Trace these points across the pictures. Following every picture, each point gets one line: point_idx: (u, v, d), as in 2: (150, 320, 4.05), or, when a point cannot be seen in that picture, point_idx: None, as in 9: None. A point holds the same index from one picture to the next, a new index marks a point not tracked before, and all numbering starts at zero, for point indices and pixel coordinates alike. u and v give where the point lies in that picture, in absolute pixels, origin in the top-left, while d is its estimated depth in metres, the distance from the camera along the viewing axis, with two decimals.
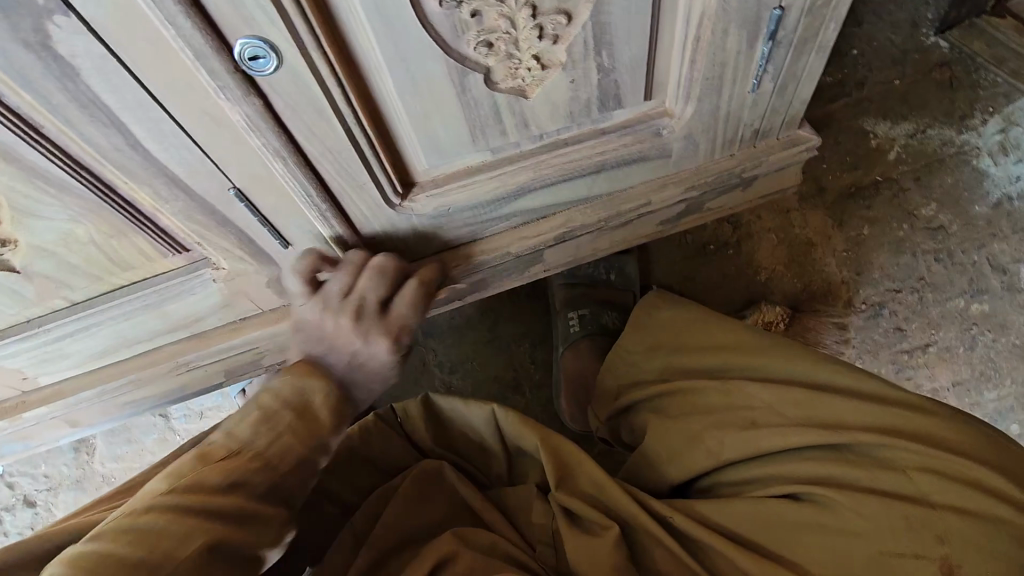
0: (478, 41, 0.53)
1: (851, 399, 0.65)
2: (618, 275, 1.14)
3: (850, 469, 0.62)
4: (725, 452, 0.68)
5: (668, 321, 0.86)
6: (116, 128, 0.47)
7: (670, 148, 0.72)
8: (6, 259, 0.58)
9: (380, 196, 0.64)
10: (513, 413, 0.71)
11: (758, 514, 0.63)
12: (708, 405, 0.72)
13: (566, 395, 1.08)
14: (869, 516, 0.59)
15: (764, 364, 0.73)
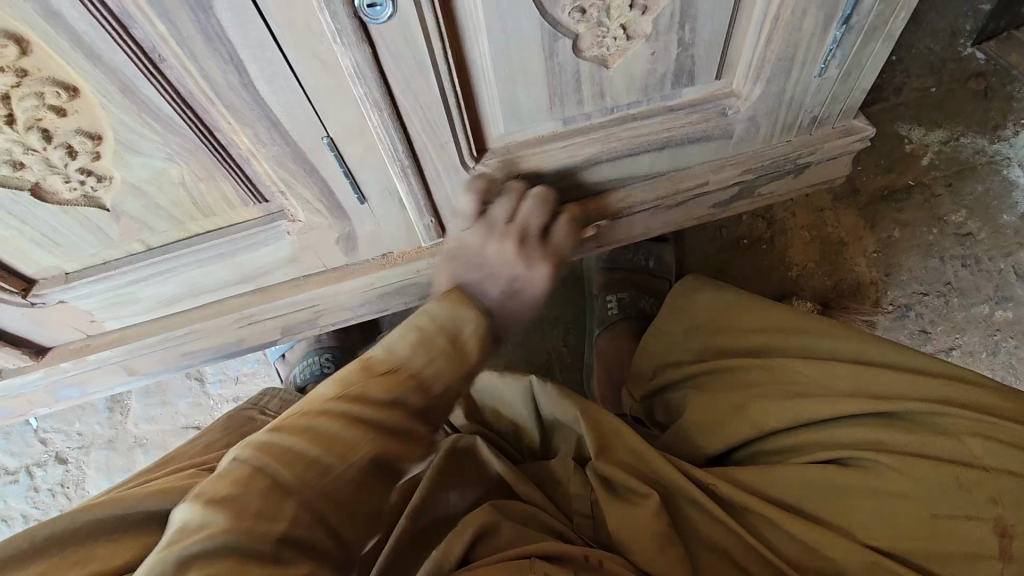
0: (573, 7, 0.55)
1: (897, 373, 0.67)
2: (657, 262, 1.17)
3: (902, 435, 0.63)
4: (769, 422, 0.69)
5: (703, 305, 0.86)
6: (234, 65, 0.49)
7: (733, 128, 0.75)
8: (98, 196, 0.60)
9: (457, 157, 0.66)
10: (547, 385, 0.74)
11: (805, 480, 0.65)
12: (753, 379, 0.74)
13: (601, 377, 1.08)
14: (921, 479, 0.60)
15: (809, 345, 0.74)
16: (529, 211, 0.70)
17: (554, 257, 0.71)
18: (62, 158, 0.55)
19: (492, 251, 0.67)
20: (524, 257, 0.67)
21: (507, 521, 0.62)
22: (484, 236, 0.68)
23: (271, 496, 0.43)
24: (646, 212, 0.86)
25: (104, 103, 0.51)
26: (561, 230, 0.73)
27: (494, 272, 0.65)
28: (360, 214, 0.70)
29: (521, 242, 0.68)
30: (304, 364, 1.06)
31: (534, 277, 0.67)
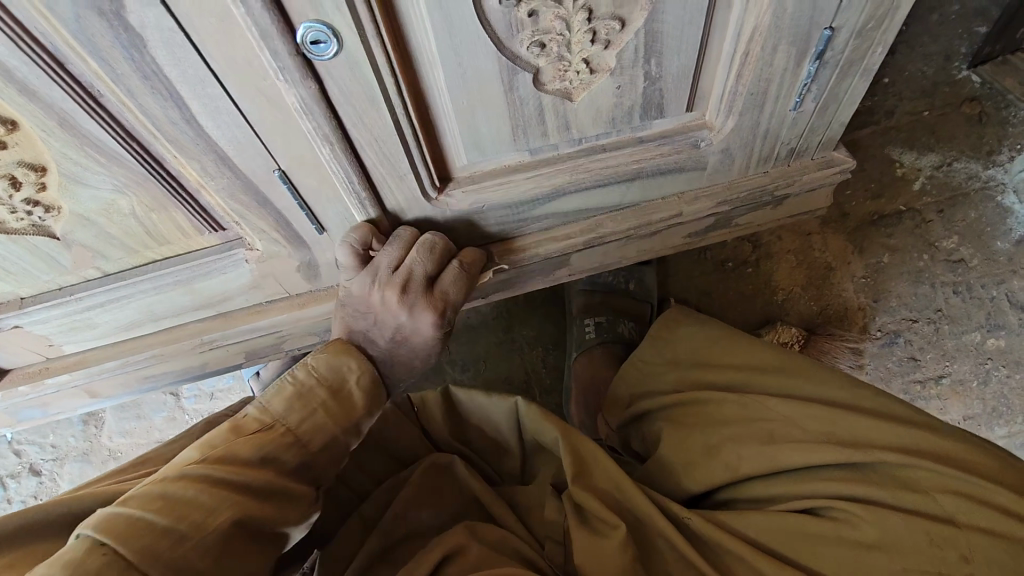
0: (532, 40, 0.54)
1: (869, 418, 0.65)
2: (638, 285, 1.15)
3: (872, 485, 0.61)
4: (743, 465, 0.67)
5: (687, 337, 0.86)
6: (175, 102, 0.48)
7: (707, 160, 0.72)
8: (47, 225, 0.59)
9: (418, 188, 0.65)
10: (536, 410, 0.72)
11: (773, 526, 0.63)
12: (729, 417, 0.72)
13: (577, 401, 1.07)
14: (891, 533, 0.58)
15: (779, 385, 0.73)
16: (416, 259, 0.67)
17: (437, 307, 0.68)
18: (5, 189, 0.54)
19: (375, 301, 0.67)
20: (408, 304, 0.66)
21: (476, 543, 0.62)
22: (369, 288, 0.67)
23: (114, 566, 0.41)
24: (619, 243, 0.82)
25: (45, 137, 0.50)
26: (448, 277, 0.69)
27: (381, 320, 0.67)
28: (320, 243, 0.68)
29: (401, 293, 0.66)
30: (279, 382, 1.05)
31: (416, 325, 0.67)
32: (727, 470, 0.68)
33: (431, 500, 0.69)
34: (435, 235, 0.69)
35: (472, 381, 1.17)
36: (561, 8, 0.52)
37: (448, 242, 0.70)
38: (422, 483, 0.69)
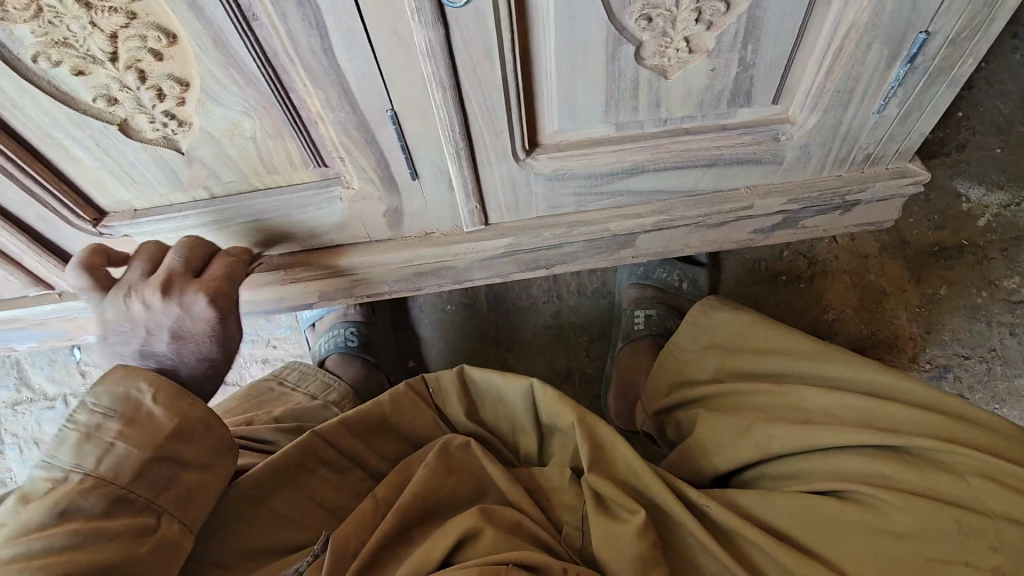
0: (641, 14, 0.58)
1: (903, 407, 0.68)
2: (691, 285, 1.18)
3: (901, 471, 0.64)
4: (771, 444, 0.70)
5: (721, 325, 0.90)
6: (319, 31, 0.53)
7: (784, 155, 0.75)
8: (176, 139, 0.65)
9: (510, 146, 0.69)
10: (553, 393, 0.75)
11: (796, 508, 0.65)
12: (764, 404, 0.76)
13: (615, 391, 1.11)
14: (916, 518, 0.60)
15: (816, 373, 0.76)
16: (144, 265, 0.69)
17: (202, 284, 0.68)
18: (151, 99, 0.60)
19: (142, 313, 0.67)
20: (174, 298, 0.67)
21: (491, 529, 0.68)
22: (126, 294, 0.68)
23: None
24: (689, 228, 0.84)
25: (197, 53, 0.56)
26: (181, 251, 0.70)
27: (156, 327, 0.67)
28: (410, 190, 0.73)
29: (159, 288, 0.67)
30: (330, 335, 1.16)
31: (189, 312, 0.67)
32: (754, 448, 0.71)
33: (449, 481, 0.74)
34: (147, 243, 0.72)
35: (515, 361, 1.20)
36: None
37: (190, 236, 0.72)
38: (439, 463, 0.74)
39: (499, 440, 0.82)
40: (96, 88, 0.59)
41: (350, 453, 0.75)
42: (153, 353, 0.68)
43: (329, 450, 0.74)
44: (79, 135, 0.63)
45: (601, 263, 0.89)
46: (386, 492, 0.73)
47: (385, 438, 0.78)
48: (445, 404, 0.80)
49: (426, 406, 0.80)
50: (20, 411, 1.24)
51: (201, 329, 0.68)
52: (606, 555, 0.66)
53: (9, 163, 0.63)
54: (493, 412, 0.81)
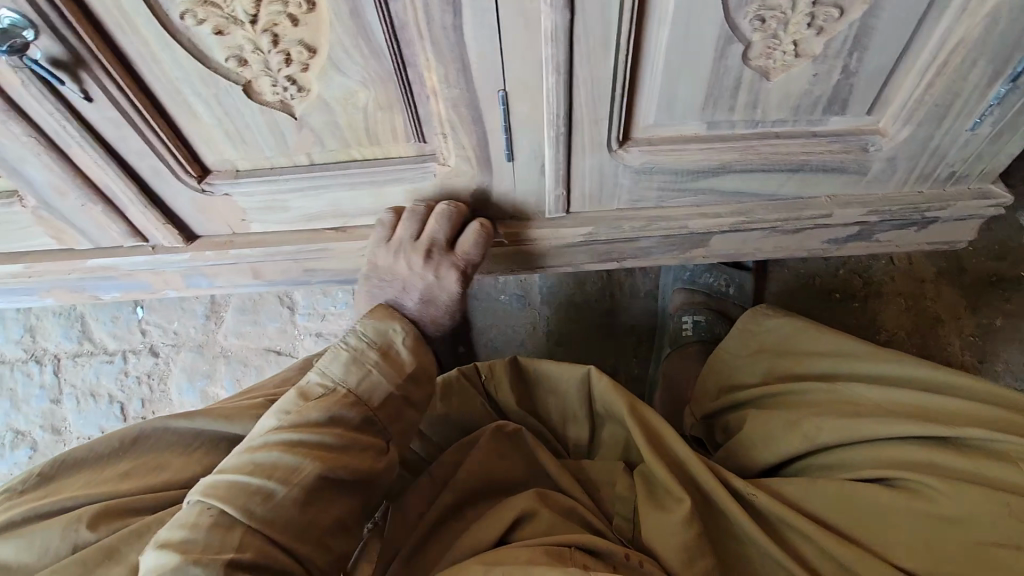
0: (755, 15, 0.60)
1: (951, 400, 0.74)
2: (739, 290, 1.19)
3: (951, 459, 0.69)
4: (821, 436, 0.75)
5: (771, 330, 0.93)
6: (453, 8, 0.56)
7: (870, 166, 0.76)
8: (292, 104, 0.68)
9: (606, 136, 0.71)
10: (607, 381, 0.81)
11: (847, 497, 0.70)
12: (814, 400, 0.80)
13: (660, 392, 1.12)
14: (969, 504, 0.65)
15: (860, 369, 0.81)
16: (436, 228, 0.76)
17: (459, 266, 0.77)
18: (278, 63, 0.63)
19: (403, 268, 0.77)
20: (432, 265, 0.76)
21: (546, 510, 0.72)
22: (397, 251, 0.77)
23: (255, 540, 0.53)
24: (763, 232, 0.86)
25: (332, 21, 0.59)
26: (469, 236, 0.77)
27: (409, 286, 0.77)
28: (502, 171, 0.75)
29: (425, 256, 0.76)
30: None
31: (443, 285, 0.76)
32: (805, 441, 0.76)
33: (501, 463, 0.78)
34: (447, 202, 0.77)
35: (563, 355, 1.22)
36: None
37: (464, 209, 0.78)
38: (491, 445, 0.78)
39: (551, 429, 0.88)
40: (229, 47, 0.62)
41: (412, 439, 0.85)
42: (401, 302, 0.77)
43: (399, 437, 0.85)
44: (204, 92, 0.66)
45: (670, 260, 0.91)
46: (442, 472, 0.77)
47: (444, 424, 0.86)
48: (498, 394, 0.87)
49: (480, 390, 0.87)
50: (80, 363, 1.29)
51: (444, 301, 0.77)
52: (657, 537, 0.71)
53: (135, 113, 0.66)
54: (546, 403, 0.88)
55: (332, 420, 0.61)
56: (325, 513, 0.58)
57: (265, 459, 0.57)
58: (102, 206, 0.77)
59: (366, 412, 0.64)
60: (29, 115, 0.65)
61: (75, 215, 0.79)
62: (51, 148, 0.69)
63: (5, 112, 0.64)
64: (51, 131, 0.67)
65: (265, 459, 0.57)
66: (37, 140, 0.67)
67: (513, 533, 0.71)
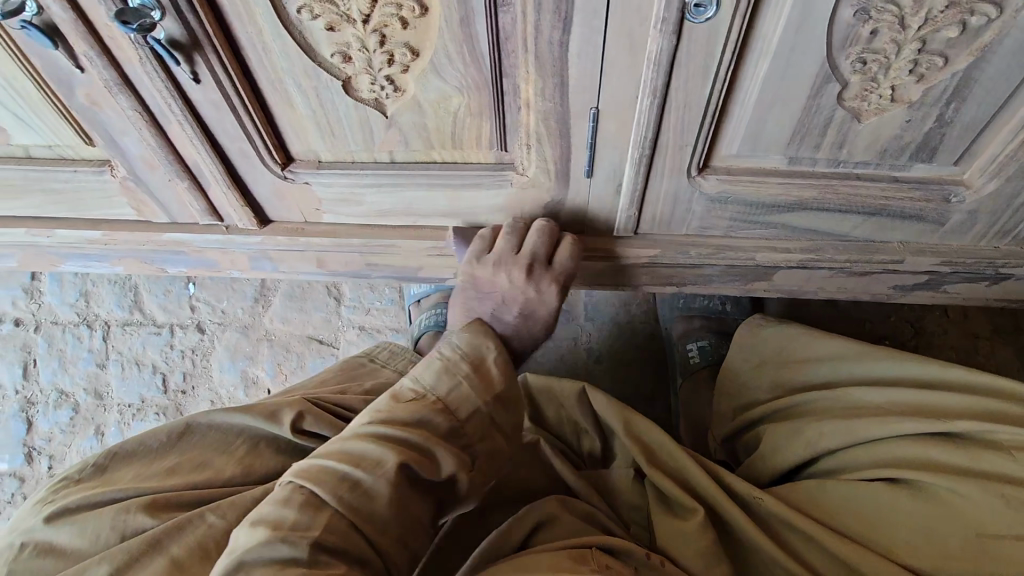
0: (858, 57, 0.60)
1: (948, 394, 0.72)
2: (734, 306, 1.17)
3: (950, 451, 0.68)
4: (824, 441, 0.74)
5: (769, 342, 0.91)
6: (563, 24, 0.58)
7: (949, 217, 0.75)
8: (386, 103, 0.70)
9: (688, 162, 0.71)
10: (608, 395, 0.84)
11: (856, 503, 0.69)
12: (819, 407, 0.79)
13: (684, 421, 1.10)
14: (965, 494, 0.65)
15: (855, 370, 0.81)
16: (535, 242, 0.76)
17: (558, 280, 0.77)
18: (381, 62, 0.65)
19: (501, 283, 0.76)
20: (534, 281, 0.76)
21: (568, 515, 0.72)
22: (494, 267, 0.76)
23: (342, 524, 0.54)
24: (829, 272, 0.86)
25: (441, 28, 0.61)
26: (540, 238, 0.77)
27: (506, 302, 0.76)
28: (578, 186, 0.76)
29: (524, 272, 0.76)
30: (432, 311, 1.17)
31: (543, 300, 0.76)
32: (808, 446, 0.75)
33: (520, 473, 0.78)
34: (545, 218, 0.78)
35: (601, 373, 1.21)
36: (901, 34, 0.58)
37: (556, 225, 0.78)
38: (508, 455, 0.78)
39: (564, 441, 0.88)
40: (337, 44, 0.64)
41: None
42: (501, 321, 0.76)
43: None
44: (305, 84, 0.68)
45: (731, 290, 0.91)
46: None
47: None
48: None
49: None
50: (129, 332, 1.32)
51: (542, 316, 0.77)
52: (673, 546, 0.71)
53: (236, 98, 0.69)
54: (555, 417, 0.89)
55: (424, 426, 0.61)
56: (405, 509, 0.57)
57: (358, 452, 0.57)
58: (188, 184, 0.79)
59: (442, 415, 0.62)
60: (137, 90, 0.67)
61: (160, 189, 0.81)
62: (151, 124, 0.71)
63: (117, 86, 0.66)
64: (154, 107, 0.70)
65: (359, 452, 0.57)
66: (140, 115, 0.70)
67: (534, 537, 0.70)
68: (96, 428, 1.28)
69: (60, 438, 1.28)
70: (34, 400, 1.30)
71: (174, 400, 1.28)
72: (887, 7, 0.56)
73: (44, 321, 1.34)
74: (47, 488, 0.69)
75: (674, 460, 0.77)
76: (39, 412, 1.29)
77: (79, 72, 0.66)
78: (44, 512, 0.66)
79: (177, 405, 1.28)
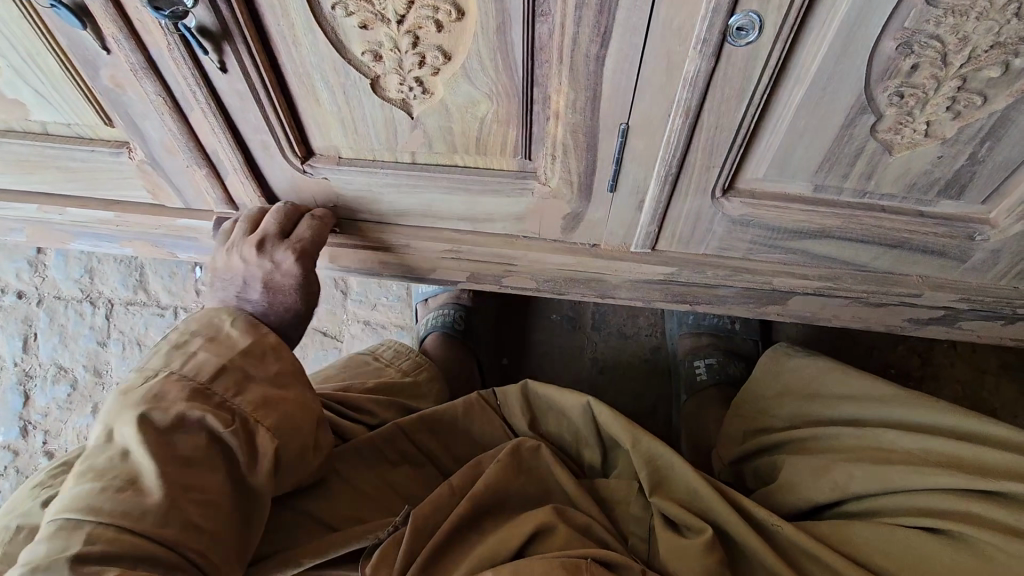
0: (896, 90, 0.59)
1: (993, 449, 0.71)
2: (743, 326, 1.17)
3: (993, 508, 0.67)
4: (854, 485, 0.74)
5: (795, 373, 0.91)
6: (601, 38, 0.57)
7: (972, 254, 0.75)
8: (412, 104, 0.69)
9: (714, 183, 0.70)
10: (611, 411, 0.81)
11: (886, 548, 0.69)
12: (852, 447, 0.79)
13: (686, 437, 1.09)
14: (1007, 552, 0.64)
15: (889, 414, 0.80)
16: (268, 221, 0.77)
17: (293, 243, 0.75)
18: (412, 63, 0.64)
19: (235, 264, 0.76)
20: (266, 255, 0.75)
21: (564, 523, 0.72)
22: (229, 251, 0.77)
23: (110, 531, 0.54)
24: (844, 300, 0.85)
25: (476, 34, 0.60)
26: (277, 215, 0.77)
27: (245, 279, 0.76)
28: (600, 201, 0.75)
29: (257, 246, 0.75)
30: (439, 312, 1.18)
31: (278, 265, 0.75)
32: (837, 489, 0.75)
33: (518, 478, 0.78)
34: (287, 205, 0.78)
35: (604, 383, 1.21)
36: (942, 71, 0.57)
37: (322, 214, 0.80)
38: (508, 461, 0.78)
39: (564, 451, 0.87)
40: (368, 42, 0.63)
41: (424, 448, 0.83)
42: (249, 300, 0.77)
43: (410, 444, 0.82)
44: (332, 80, 0.67)
45: (744, 312, 0.91)
46: (461, 480, 0.76)
47: (458, 440, 0.85)
48: (512, 417, 0.86)
49: (495, 416, 0.87)
50: (132, 312, 1.32)
51: (285, 288, 0.76)
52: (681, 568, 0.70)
53: (262, 89, 0.68)
54: (555, 426, 0.87)
55: (157, 398, 0.61)
56: (189, 503, 0.57)
57: (103, 466, 0.57)
58: (205, 171, 0.78)
59: (220, 417, 0.61)
60: (161, 74, 0.66)
61: (176, 174, 0.80)
62: (174, 109, 0.70)
63: (142, 70, 0.65)
64: (178, 93, 0.69)
65: (104, 466, 0.57)
66: (164, 99, 0.68)
67: (528, 546, 0.71)
68: (92, 406, 1.27)
69: (56, 414, 1.27)
70: (31, 373, 1.29)
71: None
72: (931, 43, 0.55)
73: (46, 295, 1.33)
74: (45, 473, 0.68)
75: (691, 492, 0.75)
76: (36, 386, 1.28)
77: (105, 53, 0.65)
78: (42, 497, 0.65)
79: None
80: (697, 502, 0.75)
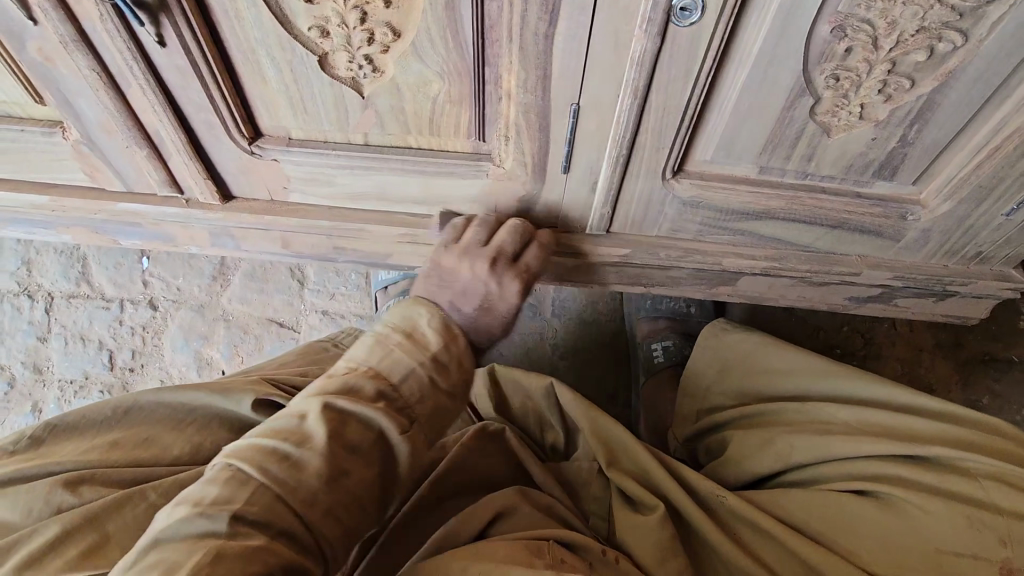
0: (832, 73, 0.62)
1: (922, 420, 0.75)
2: (698, 310, 1.21)
3: (919, 471, 0.70)
4: (793, 455, 0.77)
5: (734, 345, 0.94)
6: (549, 16, 0.58)
7: (905, 234, 0.79)
8: (363, 83, 0.68)
9: (665, 163, 0.71)
10: (572, 391, 0.84)
11: (816, 508, 0.72)
12: (790, 420, 0.82)
13: (644, 419, 1.12)
14: (929, 512, 0.67)
15: (824, 388, 0.83)
16: (503, 237, 0.74)
17: (518, 275, 0.72)
18: (361, 40, 0.63)
19: (465, 275, 0.70)
20: (498, 275, 0.70)
21: (527, 505, 0.72)
22: (465, 255, 0.71)
23: (267, 495, 0.49)
24: (789, 281, 0.89)
25: (426, 9, 0.59)
26: (507, 232, 0.74)
27: (455, 283, 0.69)
28: (555, 182, 0.76)
29: (492, 264, 0.71)
30: (400, 298, 1.16)
31: (504, 292, 0.70)
32: (778, 460, 0.78)
33: (482, 460, 0.78)
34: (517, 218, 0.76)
35: (565, 369, 1.22)
36: (874, 54, 0.60)
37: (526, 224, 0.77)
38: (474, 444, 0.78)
39: (526, 435, 0.88)
40: (315, 18, 0.61)
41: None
42: (459, 310, 0.68)
43: None
44: (279, 57, 0.66)
45: (697, 294, 0.93)
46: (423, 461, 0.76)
47: None
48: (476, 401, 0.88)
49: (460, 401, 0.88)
50: (73, 305, 1.26)
51: (501, 313, 0.70)
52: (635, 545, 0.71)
53: (204, 65, 0.66)
54: (520, 412, 0.89)
55: (308, 400, 0.55)
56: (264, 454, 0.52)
57: (283, 425, 0.53)
58: (147, 151, 0.75)
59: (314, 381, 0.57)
60: (95, 48, 0.64)
61: (115, 155, 0.77)
62: (109, 83, 0.67)
63: (73, 41, 0.62)
64: (113, 67, 0.66)
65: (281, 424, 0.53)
66: (98, 73, 0.66)
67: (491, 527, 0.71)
68: (33, 404, 1.21)
69: None
70: None
71: (120, 378, 1.22)
72: (863, 26, 0.57)
73: None
74: None
75: (642, 469, 0.78)
76: None
77: (32, 24, 0.62)
78: None
79: (124, 384, 1.22)
80: (648, 479, 0.77)
